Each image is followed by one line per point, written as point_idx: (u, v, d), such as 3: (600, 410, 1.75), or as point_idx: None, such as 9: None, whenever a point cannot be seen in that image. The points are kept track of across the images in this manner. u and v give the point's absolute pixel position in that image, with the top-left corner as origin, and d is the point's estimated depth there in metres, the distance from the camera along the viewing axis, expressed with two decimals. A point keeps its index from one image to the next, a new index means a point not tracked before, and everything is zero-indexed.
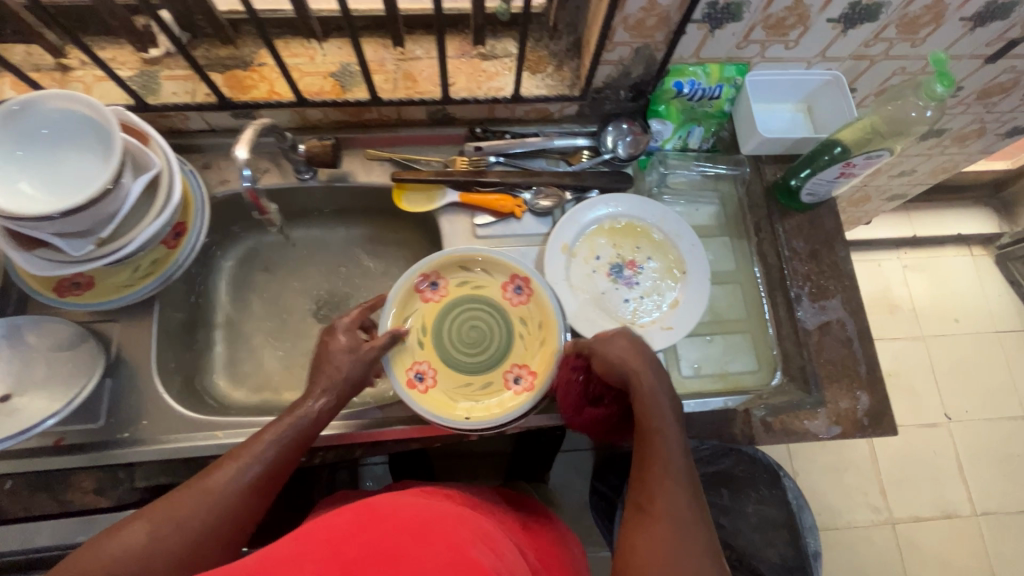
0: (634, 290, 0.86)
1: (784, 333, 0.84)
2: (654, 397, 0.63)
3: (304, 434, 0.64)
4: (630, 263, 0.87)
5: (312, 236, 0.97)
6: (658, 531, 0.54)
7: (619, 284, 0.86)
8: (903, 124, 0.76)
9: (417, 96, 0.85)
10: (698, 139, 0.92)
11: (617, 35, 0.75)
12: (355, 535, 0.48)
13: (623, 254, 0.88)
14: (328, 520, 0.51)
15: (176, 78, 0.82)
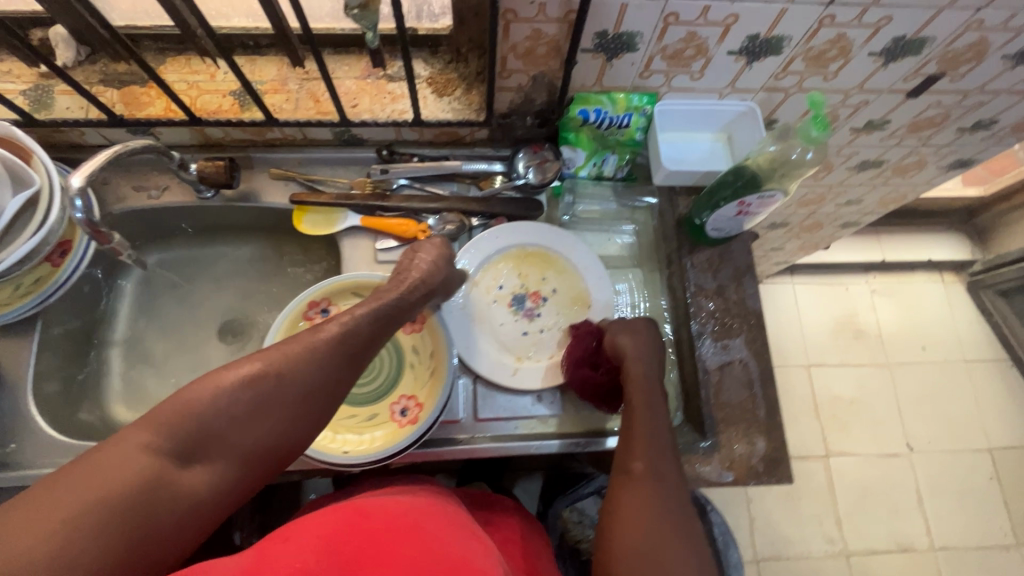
0: (532, 323, 0.85)
1: (686, 371, 0.81)
2: (645, 386, 0.70)
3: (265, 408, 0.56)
4: (532, 294, 0.86)
5: (222, 255, 0.96)
6: (643, 497, 0.60)
7: (520, 316, 0.85)
8: (787, 165, 0.73)
9: (318, 117, 0.83)
10: (612, 167, 0.89)
11: (509, 63, 0.73)
12: (345, 533, 0.52)
13: (526, 285, 0.86)
14: (314, 519, 0.55)
15: (71, 93, 0.81)
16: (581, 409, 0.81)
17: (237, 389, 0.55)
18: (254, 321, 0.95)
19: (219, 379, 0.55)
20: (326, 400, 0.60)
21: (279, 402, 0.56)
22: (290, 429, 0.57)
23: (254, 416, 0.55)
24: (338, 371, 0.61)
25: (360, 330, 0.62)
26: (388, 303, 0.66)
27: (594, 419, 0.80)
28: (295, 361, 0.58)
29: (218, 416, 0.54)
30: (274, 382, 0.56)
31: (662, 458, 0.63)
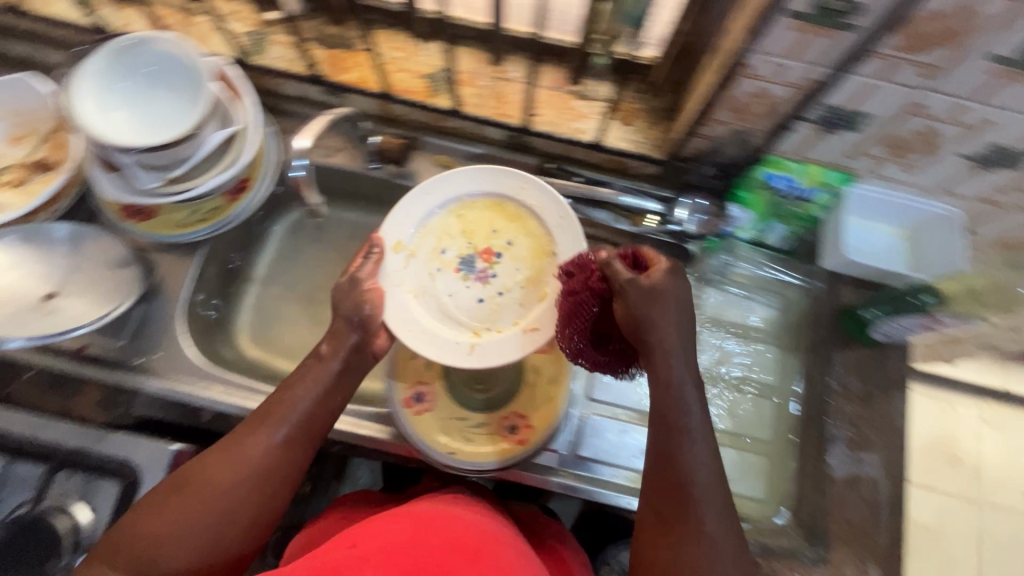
0: (488, 286, 0.74)
1: (806, 471, 0.76)
2: (682, 388, 0.55)
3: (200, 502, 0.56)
4: (483, 253, 0.75)
5: (363, 222, 0.98)
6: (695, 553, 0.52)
7: (472, 280, 0.74)
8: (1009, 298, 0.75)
9: (497, 119, 0.85)
10: (777, 236, 0.84)
11: (716, 112, 0.70)
12: (409, 545, 0.52)
13: (475, 244, 0.76)
14: (385, 529, 0.55)
15: (284, 45, 0.85)
16: None
17: (155, 528, 0.55)
18: None
19: (147, 513, 0.56)
20: (278, 481, 0.59)
21: (219, 497, 0.56)
22: (230, 520, 0.57)
23: (190, 506, 0.56)
24: (282, 454, 0.60)
25: (297, 403, 0.61)
26: (316, 376, 0.64)
27: None
28: (229, 464, 0.58)
29: (163, 529, 0.55)
30: (220, 487, 0.56)
31: (706, 478, 0.54)
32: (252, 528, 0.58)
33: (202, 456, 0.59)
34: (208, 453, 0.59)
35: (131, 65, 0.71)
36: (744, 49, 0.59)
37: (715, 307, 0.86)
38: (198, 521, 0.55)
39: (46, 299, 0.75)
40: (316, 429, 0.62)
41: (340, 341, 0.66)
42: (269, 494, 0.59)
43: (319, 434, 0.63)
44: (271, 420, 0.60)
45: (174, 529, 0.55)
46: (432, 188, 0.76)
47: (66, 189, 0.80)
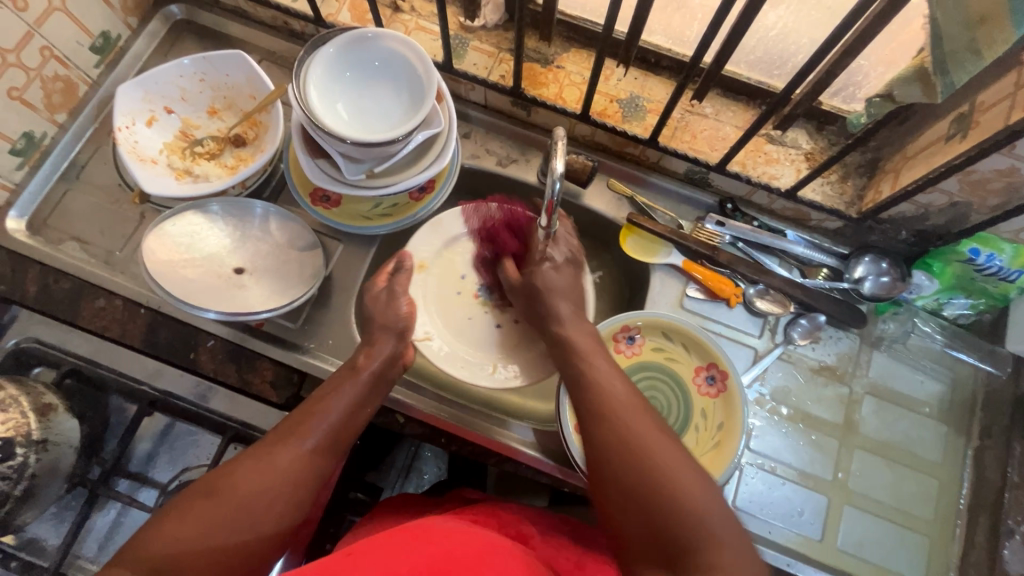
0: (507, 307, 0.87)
1: (971, 558, 0.75)
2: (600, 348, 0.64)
3: (244, 488, 0.51)
4: None
5: None
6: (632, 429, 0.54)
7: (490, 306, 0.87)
8: None
9: (689, 153, 0.82)
10: (957, 310, 0.82)
11: (946, 183, 0.68)
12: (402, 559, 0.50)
13: None
14: (381, 542, 0.54)
15: (482, 51, 0.86)
16: (840, 543, 0.75)
17: (191, 526, 0.48)
18: None
19: (178, 514, 0.48)
20: (306, 490, 0.55)
21: (255, 507, 0.51)
22: (274, 508, 0.52)
23: (220, 516, 0.49)
24: (311, 463, 0.56)
25: (331, 409, 0.60)
26: (357, 389, 0.63)
27: (850, 563, 0.75)
28: (267, 473, 0.53)
29: (183, 537, 0.47)
30: (253, 495, 0.51)
31: (643, 418, 0.55)
32: (279, 536, 0.52)
33: (231, 467, 0.53)
34: (242, 458, 0.54)
35: (356, 58, 0.73)
36: (1022, 130, 0.56)
37: (880, 372, 0.83)
38: (236, 515, 0.50)
39: (235, 274, 0.77)
40: (344, 440, 0.60)
41: (377, 349, 0.68)
42: (296, 506, 0.54)
43: (340, 452, 0.60)
44: (304, 427, 0.57)
45: (201, 535, 0.47)
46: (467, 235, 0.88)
47: (263, 167, 0.80)
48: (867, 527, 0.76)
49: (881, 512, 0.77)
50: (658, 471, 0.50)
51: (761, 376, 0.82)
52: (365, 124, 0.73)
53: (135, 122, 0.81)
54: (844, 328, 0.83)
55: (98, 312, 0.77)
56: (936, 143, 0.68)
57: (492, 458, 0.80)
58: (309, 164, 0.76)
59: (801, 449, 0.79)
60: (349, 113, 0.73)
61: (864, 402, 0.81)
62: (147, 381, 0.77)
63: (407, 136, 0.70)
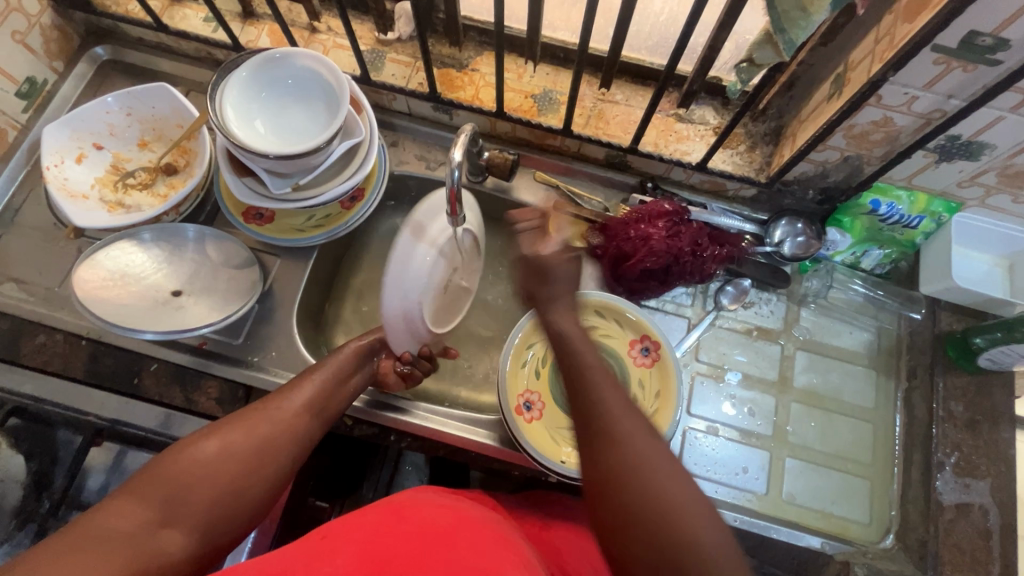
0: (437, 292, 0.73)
1: (910, 496, 0.77)
2: (580, 364, 0.53)
3: (249, 438, 0.57)
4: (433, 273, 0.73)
5: None
6: (614, 449, 0.47)
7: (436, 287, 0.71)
8: None
9: (604, 138, 0.86)
10: (873, 261, 0.86)
11: (834, 139, 0.72)
12: (377, 534, 0.58)
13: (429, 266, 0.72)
14: (356, 519, 0.61)
15: (399, 62, 0.89)
16: (785, 493, 0.78)
17: (211, 449, 0.54)
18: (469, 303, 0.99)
19: (192, 444, 0.54)
20: (300, 447, 0.61)
21: (264, 455, 0.57)
22: (269, 461, 0.57)
23: (230, 459, 0.55)
24: (306, 419, 0.63)
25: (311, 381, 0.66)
26: (342, 363, 0.70)
27: (795, 513, 0.77)
28: (267, 423, 0.59)
29: (205, 468, 0.53)
30: (256, 443, 0.57)
31: (615, 403, 0.50)
32: (277, 484, 0.58)
33: (233, 420, 0.59)
34: (240, 414, 0.59)
35: (271, 76, 0.76)
36: (881, 80, 0.61)
37: (809, 329, 0.86)
38: (238, 461, 0.55)
39: (172, 296, 0.79)
40: (332, 408, 0.67)
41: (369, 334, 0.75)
42: (295, 455, 0.60)
43: (329, 420, 0.66)
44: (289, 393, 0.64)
45: (205, 477, 0.53)
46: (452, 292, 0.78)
47: (194, 192, 0.82)
48: (810, 478, 0.79)
49: (821, 461, 0.80)
50: (642, 472, 0.46)
51: (695, 345, 0.85)
52: (284, 139, 0.76)
53: (64, 160, 0.83)
54: (772, 289, 0.87)
55: (39, 348, 0.79)
56: (821, 104, 0.72)
57: (443, 450, 0.81)
58: (237, 183, 0.79)
59: (742, 410, 0.82)
60: (267, 130, 0.76)
61: (797, 358, 0.85)
62: (95, 411, 0.78)
63: (324, 144, 0.73)
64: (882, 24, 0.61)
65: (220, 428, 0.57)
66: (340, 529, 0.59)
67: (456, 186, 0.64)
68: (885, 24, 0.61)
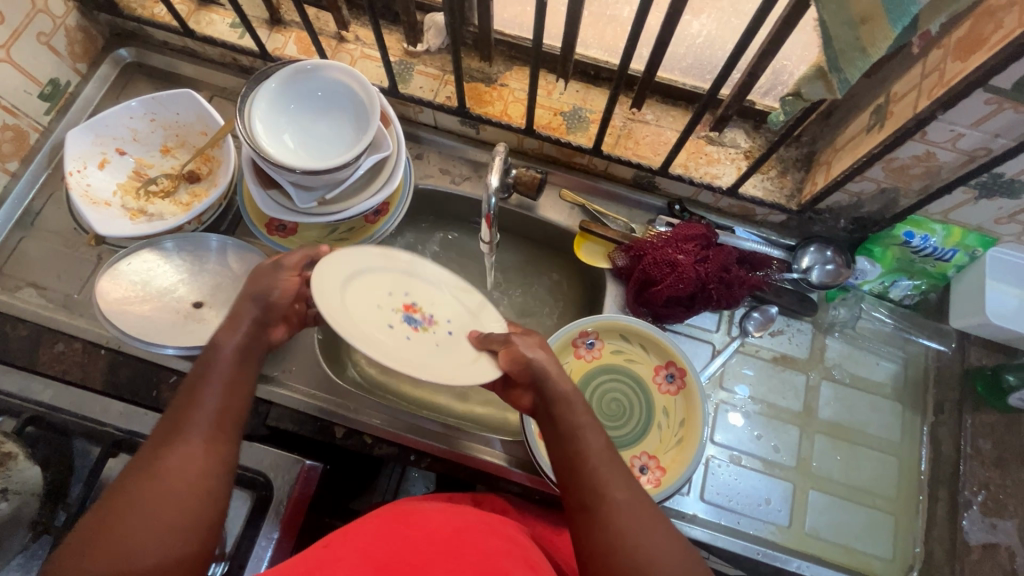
0: (441, 324, 0.65)
1: (935, 533, 0.76)
2: (574, 431, 0.58)
3: (150, 495, 0.50)
4: (409, 307, 0.65)
5: (463, 244, 1.00)
6: (602, 516, 0.52)
7: (426, 327, 0.64)
8: None
9: (633, 159, 0.85)
10: (902, 291, 0.85)
11: (872, 171, 0.71)
12: (382, 546, 0.57)
13: (393, 306, 0.64)
14: (355, 530, 0.60)
15: (427, 75, 0.88)
16: (808, 527, 0.77)
17: (112, 517, 0.49)
18: None
19: (82, 543, 0.47)
20: (206, 483, 0.52)
21: (170, 510, 0.50)
22: (178, 515, 0.50)
23: (127, 531, 0.48)
24: (202, 454, 0.54)
25: (202, 397, 0.57)
26: (226, 374, 0.59)
27: (818, 547, 0.76)
28: (160, 479, 0.51)
29: (107, 556, 0.46)
30: (155, 497, 0.50)
31: (602, 466, 0.55)
32: (210, 513, 0.52)
33: (117, 491, 0.51)
34: (126, 471, 0.52)
35: (300, 89, 0.74)
36: (928, 117, 0.60)
37: (837, 359, 0.85)
38: (135, 536, 0.47)
39: (193, 308, 0.78)
40: (234, 424, 0.58)
41: (236, 324, 0.62)
42: (209, 494, 0.52)
43: (235, 439, 0.57)
44: (180, 427, 0.55)
45: (113, 558, 0.46)
46: (352, 279, 0.63)
47: (217, 203, 0.81)
48: (834, 512, 0.78)
49: (845, 494, 0.79)
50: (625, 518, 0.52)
51: (720, 371, 0.84)
52: (311, 153, 0.75)
53: (87, 166, 0.82)
54: (799, 317, 0.86)
55: (56, 357, 0.79)
56: (859, 134, 0.71)
57: (462, 472, 0.80)
58: (261, 196, 0.78)
59: (764, 441, 0.81)
60: (294, 143, 0.75)
61: (821, 389, 0.84)
62: (113, 422, 0.76)
63: (353, 160, 0.72)
64: (930, 59, 0.60)
65: (119, 498, 0.50)
66: (342, 538, 0.59)
67: (492, 211, 0.67)
68: (933, 59, 0.59)
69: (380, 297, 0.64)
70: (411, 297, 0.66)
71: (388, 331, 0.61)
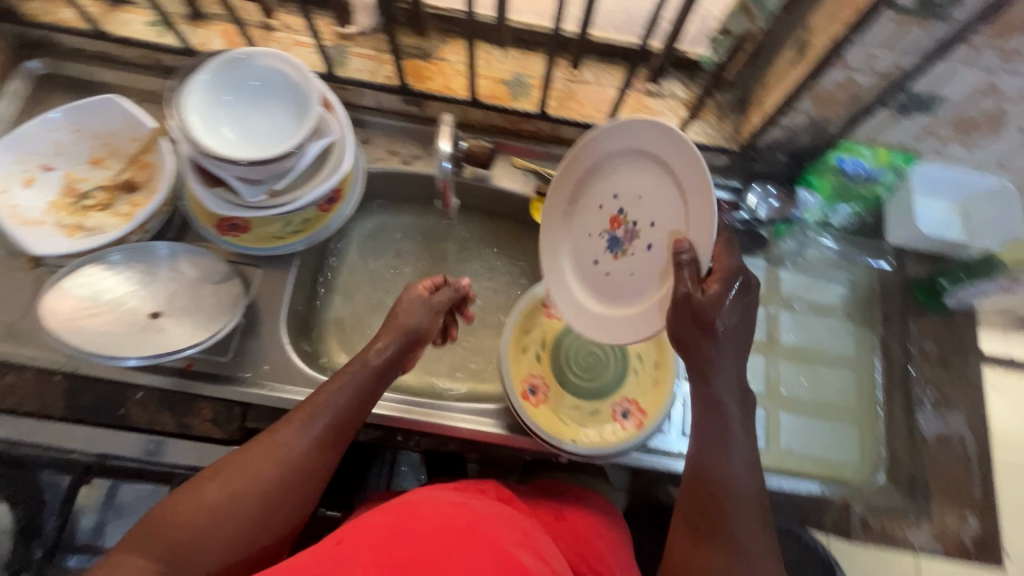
0: (640, 239, 0.64)
1: (896, 433, 0.82)
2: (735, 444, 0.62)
3: (258, 474, 0.58)
4: (615, 220, 0.67)
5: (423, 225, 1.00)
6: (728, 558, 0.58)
7: (625, 243, 0.66)
8: None
9: (579, 119, 0.87)
10: (841, 218, 0.89)
11: (801, 103, 0.75)
12: (394, 539, 0.53)
13: (608, 211, 0.68)
14: (367, 523, 0.57)
15: (363, 56, 0.87)
16: (783, 446, 0.81)
17: (211, 498, 0.56)
18: None
19: (196, 489, 0.57)
20: (302, 484, 0.60)
21: (267, 496, 0.58)
22: (273, 502, 0.58)
23: (233, 500, 0.57)
24: (310, 455, 0.61)
25: (332, 398, 0.65)
26: (354, 381, 0.67)
27: (794, 462, 0.81)
28: (269, 461, 0.59)
29: (206, 516, 0.55)
30: (259, 481, 0.58)
31: (729, 481, 0.62)
32: (295, 512, 0.60)
33: (239, 456, 0.60)
34: (245, 450, 0.60)
35: (234, 79, 0.72)
36: (845, 42, 0.63)
37: (790, 288, 0.90)
38: (236, 508, 0.56)
39: (151, 318, 0.75)
40: (345, 435, 0.65)
41: (387, 337, 0.71)
42: (300, 492, 0.60)
43: (341, 447, 0.65)
44: (303, 419, 0.62)
45: (213, 520, 0.55)
46: (558, 251, 0.74)
47: (161, 208, 0.79)
48: (804, 429, 0.83)
49: (812, 411, 0.84)
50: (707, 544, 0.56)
51: None
52: (254, 144, 0.72)
53: (11, 186, 0.77)
54: (753, 254, 0.91)
55: (7, 389, 0.74)
56: (786, 69, 0.75)
57: (452, 444, 0.81)
58: (207, 195, 0.75)
59: None
60: (235, 136, 0.72)
61: (779, 317, 0.88)
62: (81, 448, 0.74)
63: (298, 147, 0.70)
64: None
65: (235, 462, 0.59)
66: (355, 534, 0.55)
67: (444, 175, 0.72)
68: None
69: (608, 191, 0.68)
70: (622, 210, 0.66)
71: (594, 269, 0.69)
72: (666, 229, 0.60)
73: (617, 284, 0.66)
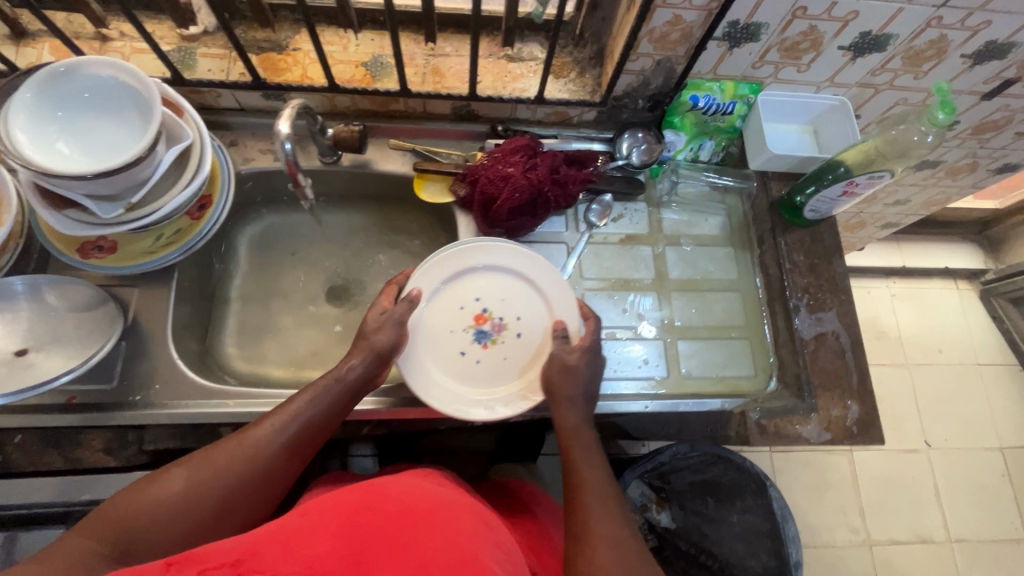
0: (507, 330, 0.80)
1: (782, 341, 0.88)
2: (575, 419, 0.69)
3: (226, 472, 0.58)
4: (480, 317, 0.81)
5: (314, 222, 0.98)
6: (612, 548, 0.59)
7: (495, 336, 0.80)
8: (906, 147, 0.81)
9: (444, 92, 0.88)
10: (708, 152, 0.95)
11: (642, 46, 0.79)
12: (363, 515, 0.52)
13: (468, 319, 0.81)
14: (335, 500, 0.55)
15: (212, 56, 0.84)
16: (683, 372, 0.86)
17: (172, 490, 0.55)
18: (360, 287, 0.97)
19: (161, 480, 0.56)
20: (267, 488, 0.61)
21: (231, 496, 0.58)
22: (237, 502, 0.58)
23: (197, 496, 0.56)
24: (278, 460, 0.62)
25: (303, 404, 0.66)
26: (329, 390, 0.68)
27: (696, 384, 0.86)
28: (237, 459, 0.59)
29: (168, 507, 0.54)
30: (226, 481, 0.58)
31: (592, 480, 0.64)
32: (252, 516, 0.60)
33: (205, 455, 0.59)
34: (213, 448, 0.60)
35: (63, 92, 0.68)
36: None
37: (673, 224, 0.95)
38: (199, 503, 0.56)
39: (17, 357, 0.71)
40: (311, 445, 0.66)
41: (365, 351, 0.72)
42: (263, 495, 0.60)
43: (307, 455, 0.66)
44: (273, 424, 0.63)
45: (174, 514, 0.54)
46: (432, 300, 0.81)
47: (12, 241, 0.74)
48: (702, 352, 0.88)
49: (707, 335, 0.89)
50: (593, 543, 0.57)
51: (579, 264, 0.90)
52: (98, 157, 0.69)
53: None
54: (633, 199, 0.95)
55: None
56: (623, 15, 0.78)
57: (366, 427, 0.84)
58: (57, 218, 0.71)
59: (631, 313, 0.89)
60: (75, 151, 0.69)
61: (665, 254, 0.93)
62: None
63: (147, 153, 0.68)
64: None
65: (202, 458, 0.59)
66: (321, 511, 0.54)
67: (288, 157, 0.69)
68: None
69: (460, 306, 0.81)
70: (485, 307, 0.81)
71: (463, 360, 0.79)
72: (532, 336, 0.80)
73: (495, 368, 0.79)
